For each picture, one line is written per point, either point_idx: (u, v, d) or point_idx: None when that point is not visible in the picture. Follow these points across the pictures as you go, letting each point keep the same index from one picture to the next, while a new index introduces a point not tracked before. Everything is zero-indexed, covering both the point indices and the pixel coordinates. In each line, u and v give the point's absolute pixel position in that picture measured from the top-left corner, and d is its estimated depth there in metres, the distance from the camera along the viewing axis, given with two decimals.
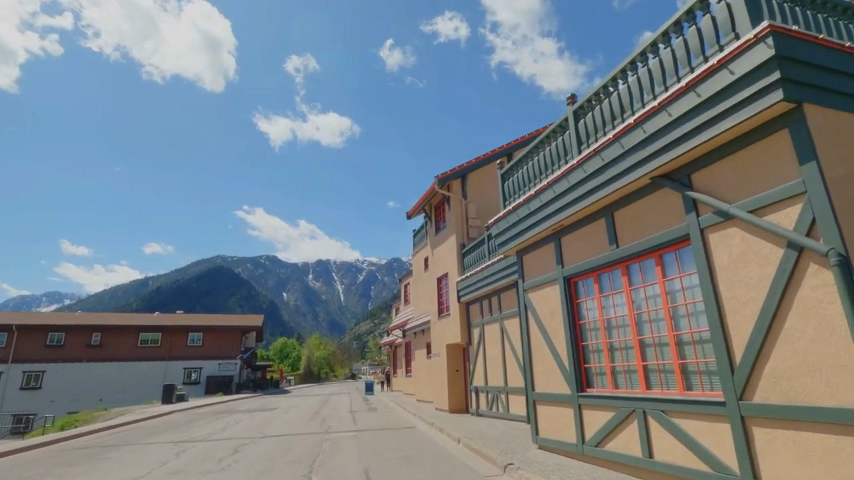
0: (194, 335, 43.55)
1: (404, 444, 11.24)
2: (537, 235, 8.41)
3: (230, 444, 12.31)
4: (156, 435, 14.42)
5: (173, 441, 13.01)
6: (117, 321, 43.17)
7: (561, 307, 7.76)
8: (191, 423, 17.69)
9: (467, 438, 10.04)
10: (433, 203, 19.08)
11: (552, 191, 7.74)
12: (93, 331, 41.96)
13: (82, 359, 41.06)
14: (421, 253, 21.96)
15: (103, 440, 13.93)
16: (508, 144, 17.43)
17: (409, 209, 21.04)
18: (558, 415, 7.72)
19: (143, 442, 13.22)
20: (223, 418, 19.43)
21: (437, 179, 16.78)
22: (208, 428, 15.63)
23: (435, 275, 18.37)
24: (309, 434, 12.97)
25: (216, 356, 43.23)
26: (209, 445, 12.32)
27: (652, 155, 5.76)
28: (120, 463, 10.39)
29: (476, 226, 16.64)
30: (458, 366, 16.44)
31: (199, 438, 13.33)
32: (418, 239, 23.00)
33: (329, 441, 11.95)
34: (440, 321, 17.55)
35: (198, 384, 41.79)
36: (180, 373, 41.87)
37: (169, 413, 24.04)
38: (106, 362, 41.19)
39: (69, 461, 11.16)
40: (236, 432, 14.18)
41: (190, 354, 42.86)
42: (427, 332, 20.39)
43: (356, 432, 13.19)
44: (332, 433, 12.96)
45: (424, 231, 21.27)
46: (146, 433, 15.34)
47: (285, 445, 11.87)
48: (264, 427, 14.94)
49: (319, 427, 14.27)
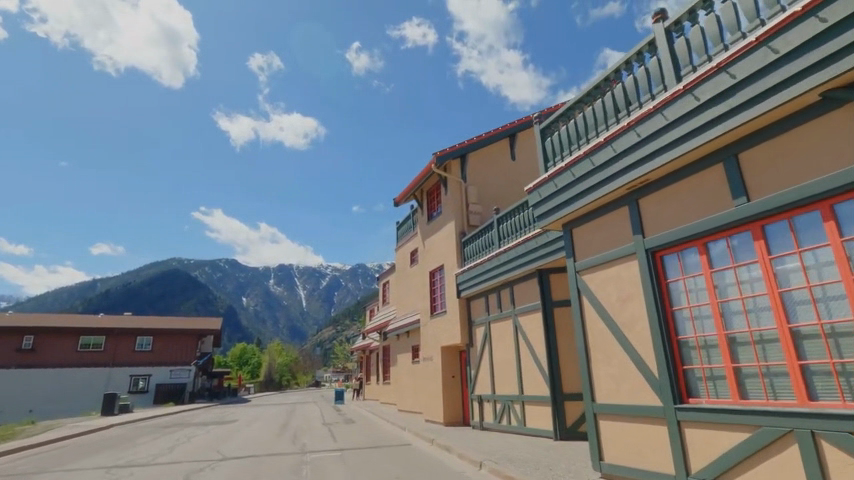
0: (143, 339, 39.34)
1: (405, 468, 9.02)
2: (602, 198, 6.46)
3: (180, 469, 9.65)
4: (85, 457, 11.52)
5: (105, 466, 10.23)
6: (54, 322, 38.53)
7: (643, 290, 5.83)
8: (134, 440, 14.72)
9: (490, 462, 7.97)
10: (426, 188, 17.01)
11: (635, 133, 5.82)
12: (25, 333, 37.27)
13: (10, 365, 36.25)
14: (407, 246, 19.80)
15: (13, 465, 10.95)
16: (512, 123, 15.62)
17: (396, 195, 18.88)
18: (636, 434, 5.78)
19: (65, 467, 10.32)
20: (173, 433, 16.52)
21: (435, 156, 14.66)
22: (154, 448, 12.82)
23: (427, 269, 16.24)
24: (283, 455, 10.52)
25: (168, 362, 39.26)
26: (153, 471, 9.63)
27: (834, 54, 3.89)
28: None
29: (477, 212, 14.61)
30: (454, 372, 14.37)
31: (140, 462, 10.58)
32: (403, 232, 20.88)
33: (308, 464, 9.55)
34: (432, 320, 15.43)
35: (146, 394, 37.70)
36: (125, 381, 37.67)
37: (107, 427, 20.66)
38: (38, 369, 36.50)
39: None
40: (189, 453, 11.49)
41: (139, 359, 38.72)
42: (413, 334, 18.23)
43: (340, 451, 10.84)
44: (310, 454, 10.53)
45: (412, 222, 19.16)
46: (73, 453, 12.37)
47: (253, 470, 9.36)
48: (225, 446, 12.29)
49: (292, 445, 11.79)
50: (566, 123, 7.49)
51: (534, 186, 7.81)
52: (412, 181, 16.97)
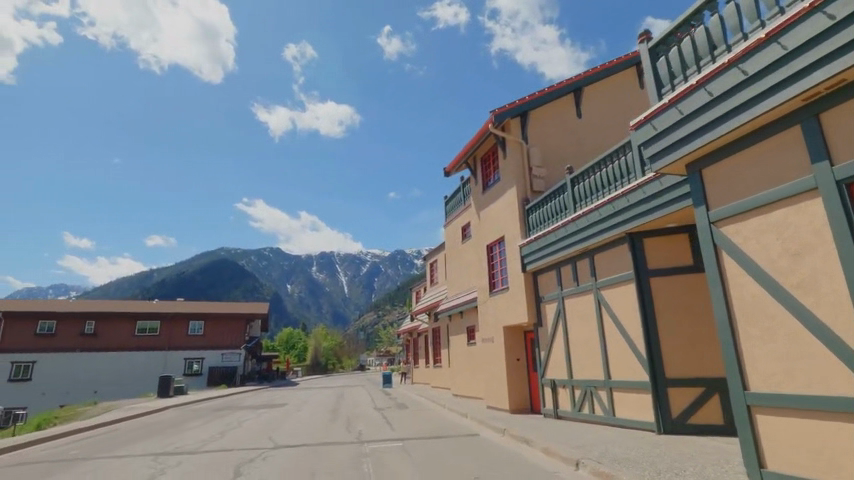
0: (195, 324, 40.24)
1: (483, 464, 7.73)
2: (758, 119, 4.76)
3: (231, 458, 8.71)
4: (135, 443, 10.89)
5: (154, 453, 9.48)
6: (112, 308, 39.75)
7: (837, 238, 4.13)
8: (185, 426, 14.14)
9: (591, 461, 6.55)
10: (480, 154, 15.48)
11: (826, 14, 4.04)
12: (86, 318, 38.25)
13: (74, 349, 37.34)
14: (458, 221, 18.46)
15: (62, 451, 10.35)
16: (579, 75, 13.78)
17: (447, 165, 17.46)
18: (824, 437, 4.20)
19: (113, 454, 9.63)
20: (224, 418, 16.01)
21: (493, 113, 13.06)
22: (204, 434, 12.08)
23: (483, 243, 14.84)
24: (339, 445, 9.46)
25: (220, 346, 40.09)
26: (205, 460, 8.73)
27: None
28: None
29: (541, 176, 13.00)
30: (519, 354, 13.02)
31: (190, 449, 9.80)
32: (453, 206, 19.51)
33: (369, 457, 8.41)
34: (491, 298, 14.07)
35: (200, 376, 38.63)
36: (180, 364, 38.68)
37: (161, 410, 20.59)
38: (99, 353, 37.59)
39: None
40: (239, 441, 10.63)
41: (192, 343, 39.66)
42: (467, 314, 16.98)
43: (401, 441, 9.70)
44: (369, 445, 9.40)
45: (463, 193, 17.74)
46: (123, 438, 11.78)
47: (310, 461, 8.31)
48: (277, 434, 11.37)
49: (348, 433, 10.77)
50: (691, 31, 5.68)
51: (647, 116, 6.18)
52: (465, 146, 15.47)
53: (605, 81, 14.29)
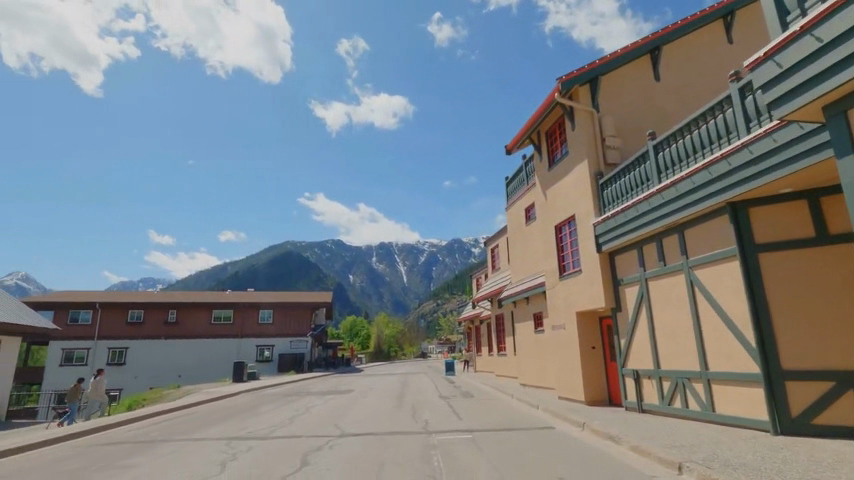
0: (265, 313, 42.15)
1: (567, 462, 6.95)
2: None
3: (300, 445, 8.54)
4: (209, 427, 11.11)
5: (227, 437, 9.53)
6: (191, 298, 42.41)
7: None
8: (256, 411, 14.45)
9: (697, 465, 5.62)
10: (545, 128, 14.43)
11: None
12: (169, 307, 41.13)
13: (160, 336, 40.33)
14: (521, 202, 17.50)
15: (144, 433, 10.77)
16: (659, 33, 12.30)
17: (509, 143, 16.49)
18: None
19: (189, 437, 9.81)
20: (293, 403, 16.28)
21: (560, 81, 11.98)
22: (275, 419, 12.18)
23: (551, 223, 13.86)
24: (407, 435, 9.07)
25: (289, 334, 41.77)
26: (276, 445, 8.62)
27: None
28: (141, 474, 6.71)
29: (614, 146, 11.81)
30: (594, 341, 12.02)
31: (261, 434, 9.80)
32: (515, 187, 18.58)
33: (439, 449, 7.89)
34: (561, 283, 13.12)
35: (271, 362, 40.51)
36: (253, 351, 40.74)
37: (236, 394, 21.48)
38: (181, 340, 40.38)
39: (93, 461, 7.78)
40: (306, 427, 10.55)
41: (263, 330, 41.60)
42: (534, 300, 16.10)
43: (470, 433, 9.14)
44: (436, 436, 8.92)
45: (527, 173, 16.73)
46: (200, 422, 12.12)
47: (378, 451, 7.94)
48: (343, 421, 11.21)
49: (414, 422, 10.36)
50: None
51: (768, 52, 5.06)
52: (529, 120, 14.46)
53: (689, 39, 12.69)
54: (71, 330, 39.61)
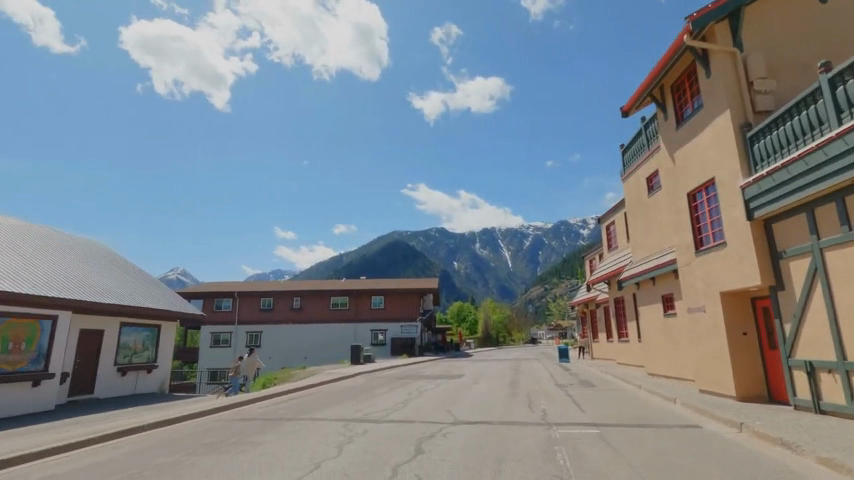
0: (377, 299, 44.11)
1: (730, 471, 5.69)
2: None
3: (413, 430, 8.30)
4: (329, 407, 11.48)
5: (344, 419, 9.66)
6: (311, 286, 45.86)
7: None
8: (372, 393, 14.82)
9: None
10: (671, 81, 12.42)
11: None
12: (293, 295, 44.90)
13: (287, 321, 44.31)
14: (642, 171, 15.52)
15: (273, 410, 11.49)
16: None
17: (625, 104, 14.61)
18: None
19: (311, 416, 10.17)
20: (406, 387, 16.47)
21: (690, 19, 10.08)
22: (389, 402, 12.29)
23: (682, 191, 11.97)
24: (526, 427, 8.35)
25: (399, 319, 43.29)
26: (390, 430, 8.48)
27: None
28: (268, 451, 6.91)
29: (767, 91, 9.71)
30: (746, 327, 10.14)
31: (376, 417, 9.80)
32: (634, 155, 16.56)
33: (565, 445, 7.06)
34: (697, 260, 11.29)
35: (384, 346, 42.45)
36: (367, 335, 43.01)
37: (354, 376, 22.56)
38: (305, 325, 43.93)
39: (227, 435, 8.27)
40: (419, 412, 10.38)
41: (376, 316, 43.62)
42: (661, 280, 14.25)
43: (598, 428, 8.12)
44: (558, 429, 8.09)
45: (649, 137, 14.72)
46: (321, 402, 12.66)
47: (496, 443, 7.35)
48: (456, 407, 10.85)
49: (532, 413, 9.60)
50: None
51: None
52: (650, 74, 12.56)
53: None
54: (216, 316, 45.18)
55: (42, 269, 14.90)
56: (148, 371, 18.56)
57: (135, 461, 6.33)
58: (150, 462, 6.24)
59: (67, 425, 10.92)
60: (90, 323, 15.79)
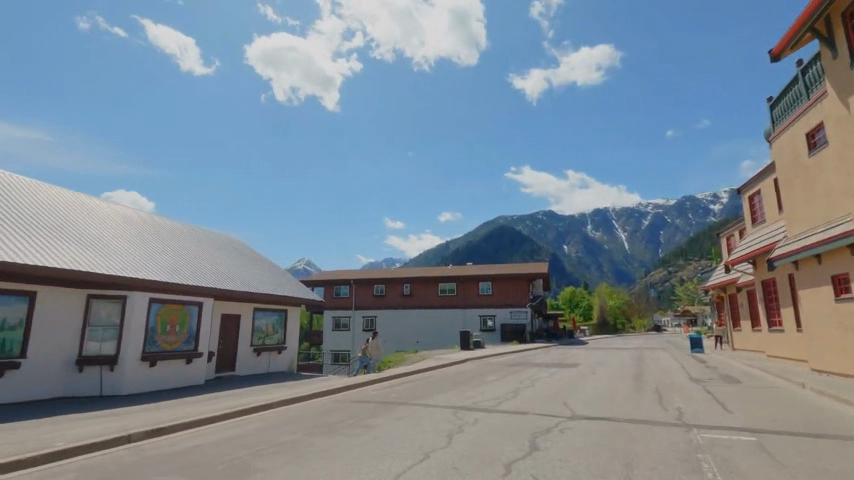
0: (484, 284, 43.72)
1: None
2: None
3: (528, 423, 7.73)
4: (439, 393, 11.36)
5: (454, 407, 9.41)
6: (420, 273, 46.96)
7: None
8: (483, 380, 14.48)
9: None
10: (842, 9, 9.92)
11: None
12: (404, 281, 46.39)
13: (399, 307, 46.01)
14: (799, 126, 12.83)
15: (386, 394, 11.69)
16: None
17: (774, 48, 12.10)
18: None
19: (422, 401, 10.10)
20: (518, 374, 15.86)
21: None
22: (501, 390, 11.81)
23: None
24: (658, 427, 7.31)
25: (508, 304, 42.50)
26: (502, 421, 8.01)
27: None
28: (381, 435, 6.86)
29: None
30: None
31: (487, 406, 9.39)
32: (787, 108, 13.76)
33: (712, 454, 5.96)
34: None
35: (494, 332, 42.09)
36: (476, 320, 43.00)
37: (464, 361, 22.53)
38: (416, 310, 45.24)
39: (341, 416, 8.48)
40: (533, 403, 9.76)
41: (484, 301, 43.32)
42: (830, 258, 11.68)
43: (754, 435, 6.79)
44: (701, 433, 6.92)
45: (809, 83, 12.04)
46: (432, 387, 12.62)
47: (624, 444, 6.48)
48: (574, 400, 10.00)
49: (665, 411, 8.45)
50: None
51: None
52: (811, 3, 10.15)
53: None
54: (335, 301, 48.52)
55: (190, 263, 17.08)
56: (279, 352, 20.39)
57: (261, 437, 6.67)
58: (273, 440, 6.53)
59: (213, 398, 12.28)
60: (228, 308, 17.72)
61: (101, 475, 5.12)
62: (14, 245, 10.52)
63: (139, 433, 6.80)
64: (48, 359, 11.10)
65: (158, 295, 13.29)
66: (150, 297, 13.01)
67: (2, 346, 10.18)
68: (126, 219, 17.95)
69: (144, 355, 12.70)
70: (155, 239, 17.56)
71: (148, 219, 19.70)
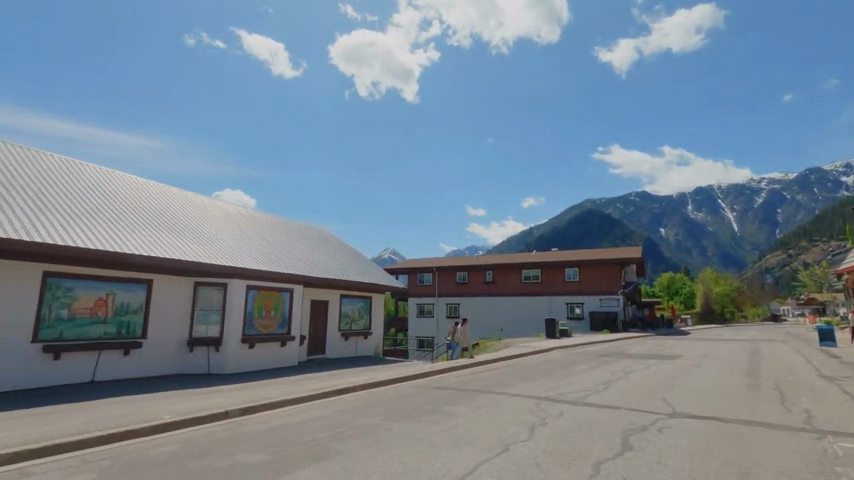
0: (571, 271, 41.80)
1: None
2: None
3: (620, 419, 7.06)
4: (522, 382, 10.91)
5: (538, 397, 8.94)
6: (503, 260, 46.07)
7: None
8: (569, 370, 13.74)
9: None
10: None
11: None
12: (486, 269, 45.83)
13: (482, 294, 45.63)
14: None
15: (467, 381, 11.50)
16: None
17: None
18: None
19: (504, 390, 9.74)
20: (609, 365, 14.84)
21: None
22: (590, 382, 11.06)
23: None
24: (781, 432, 6.28)
25: (597, 291, 40.30)
26: (590, 414, 7.41)
27: None
28: (460, 422, 6.64)
29: None
30: None
31: (574, 398, 8.80)
32: None
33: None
34: None
35: (582, 320, 40.22)
36: (563, 308, 41.37)
37: (550, 350, 21.72)
38: (499, 297, 44.58)
39: (421, 402, 8.41)
40: (627, 397, 8.96)
41: (571, 288, 41.47)
42: None
43: None
44: (839, 441, 5.82)
45: None
46: (515, 376, 12.20)
47: (738, 449, 5.62)
48: (674, 395, 9.02)
49: (789, 413, 7.27)
50: None
51: None
52: None
53: None
54: (419, 289, 49.35)
55: (282, 252, 18.17)
56: (365, 337, 21.13)
57: (342, 419, 6.79)
58: (353, 423, 6.61)
59: (304, 380, 12.97)
60: (317, 295, 18.66)
61: (198, 447, 5.50)
62: (133, 240, 11.84)
63: (235, 410, 7.28)
64: (164, 340, 12.46)
65: (254, 283, 14.29)
66: (248, 284, 14.01)
67: (127, 327, 11.59)
68: (228, 213, 19.55)
69: (243, 338, 13.73)
70: (251, 231, 18.93)
71: (247, 213, 21.32)
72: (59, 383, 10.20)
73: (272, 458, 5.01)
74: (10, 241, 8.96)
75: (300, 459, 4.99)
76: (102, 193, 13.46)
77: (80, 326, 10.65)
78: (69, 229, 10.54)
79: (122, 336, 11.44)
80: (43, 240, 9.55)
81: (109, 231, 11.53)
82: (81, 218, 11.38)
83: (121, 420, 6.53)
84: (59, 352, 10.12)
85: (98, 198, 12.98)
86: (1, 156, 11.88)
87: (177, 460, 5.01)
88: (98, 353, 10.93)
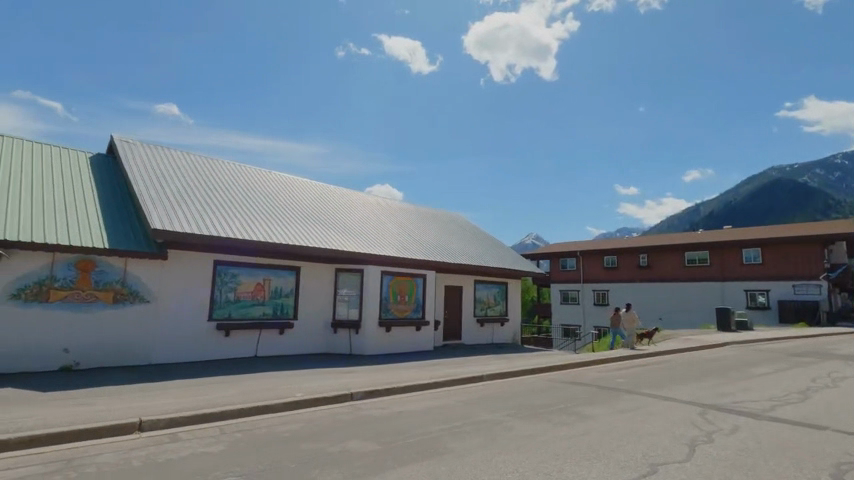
0: (751, 252, 35.06)
1: None
2: None
3: (828, 443, 5.24)
4: (683, 383, 9.14)
5: (703, 403, 7.29)
6: (660, 241, 40.79)
7: None
8: (748, 371, 11.19)
9: None
10: None
11: None
12: (639, 252, 41.11)
13: (636, 280, 41.16)
14: None
15: (611, 377, 10.10)
16: None
17: None
18: None
19: (658, 391, 8.21)
20: (810, 368, 11.72)
21: None
22: (779, 388, 8.73)
23: None
24: None
25: (789, 276, 33.08)
26: (780, 431, 5.69)
27: None
28: (596, 428, 5.62)
29: None
30: None
31: (754, 408, 6.94)
32: None
33: None
34: None
35: (768, 310, 33.53)
36: (741, 296, 35.03)
37: (724, 345, 18.31)
38: (657, 283, 39.69)
39: (552, 398, 7.50)
40: (837, 413, 6.75)
41: (751, 273, 34.80)
42: None
43: None
44: None
45: None
46: (674, 375, 10.34)
47: None
48: None
49: None
50: None
51: None
52: None
53: None
54: (562, 274, 46.67)
55: (416, 239, 18.51)
56: (502, 323, 20.51)
57: (461, 412, 6.33)
58: (472, 417, 6.08)
59: (437, 365, 12.95)
60: (451, 280, 18.62)
61: (317, 429, 5.57)
62: (281, 231, 13.08)
63: (360, 393, 7.37)
64: (312, 322, 13.61)
65: (388, 268, 14.74)
66: (382, 270, 14.48)
67: (281, 309, 12.89)
68: (367, 204, 20.67)
69: (381, 321, 14.27)
70: (388, 219, 19.72)
71: (384, 202, 22.30)
72: (231, 356, 11.82)
73: (380, 449, 4.77)
74: (183, 235, 10.54)
75: (407, 453, 4.64)
76: (258, 191, 15.21)
77: (244, 307, 12.15)
78: (230, 224, 12.07)
79: (277, 317, 12.77)
80: (208, 232, 11.07)
81: (262, 224, 12.94)
82: (241, 214, 12.98)
83: (261, 395, 7.08)
84: (228, 329, 11.68)
85: (256, 196, 14.74)
86: (185, 165, 14.17)
87: (294, 440, 5.10)
88: (259, 331, 12.36)
